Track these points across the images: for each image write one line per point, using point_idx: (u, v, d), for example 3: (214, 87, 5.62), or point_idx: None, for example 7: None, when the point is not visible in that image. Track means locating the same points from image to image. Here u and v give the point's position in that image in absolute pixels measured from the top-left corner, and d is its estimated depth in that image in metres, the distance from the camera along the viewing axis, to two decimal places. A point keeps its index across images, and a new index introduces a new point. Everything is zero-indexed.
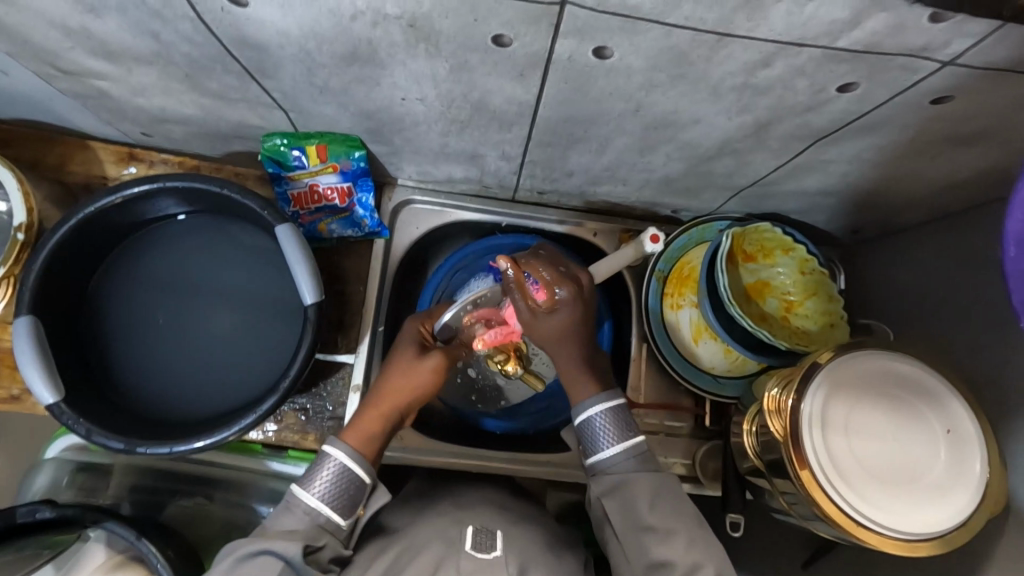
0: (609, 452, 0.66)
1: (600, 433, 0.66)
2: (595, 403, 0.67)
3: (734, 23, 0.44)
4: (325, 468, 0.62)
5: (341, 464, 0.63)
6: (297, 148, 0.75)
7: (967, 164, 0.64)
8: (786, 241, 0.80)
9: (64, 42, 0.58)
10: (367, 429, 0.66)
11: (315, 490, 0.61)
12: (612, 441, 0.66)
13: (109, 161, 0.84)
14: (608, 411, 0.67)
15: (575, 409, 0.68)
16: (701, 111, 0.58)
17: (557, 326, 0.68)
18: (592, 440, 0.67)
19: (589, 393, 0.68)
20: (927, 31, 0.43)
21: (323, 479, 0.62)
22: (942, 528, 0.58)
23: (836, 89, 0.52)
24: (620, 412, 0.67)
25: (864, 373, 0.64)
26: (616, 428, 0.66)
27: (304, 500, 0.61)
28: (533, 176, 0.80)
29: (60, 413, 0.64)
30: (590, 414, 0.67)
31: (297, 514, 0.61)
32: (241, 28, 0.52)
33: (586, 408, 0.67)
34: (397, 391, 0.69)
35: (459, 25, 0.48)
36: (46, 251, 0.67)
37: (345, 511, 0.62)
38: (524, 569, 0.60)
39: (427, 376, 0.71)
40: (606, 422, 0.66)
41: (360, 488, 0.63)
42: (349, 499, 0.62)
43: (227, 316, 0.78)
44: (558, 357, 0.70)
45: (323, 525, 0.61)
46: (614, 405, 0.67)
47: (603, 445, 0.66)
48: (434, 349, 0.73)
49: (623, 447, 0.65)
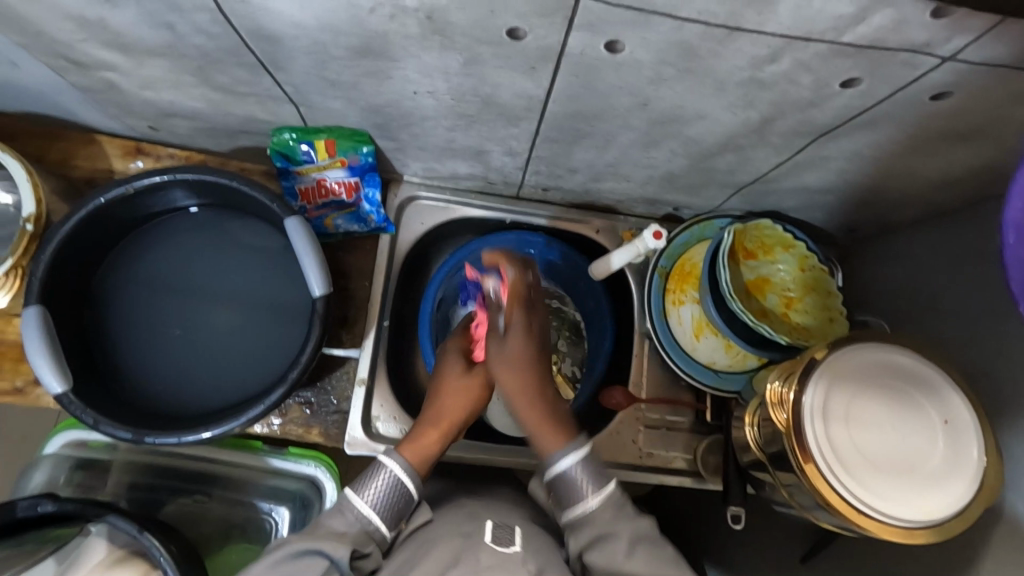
0: (586, 503, 0.62)
1: (577, 486, 0.63)
2: (565, 456, 0.63)
3: (743, 17, 0.45)
4: (378, 478, 0.64)
5: (393, 476, 0.64)
6: (305, 142, 0.76)
7: (961, 161, 0.66)
8: (786, 238, 0.82)
9: (79, 33, 0.59)
10: (425, 445, 0.68)
11: (367, 497, 0.63)
12: (591, 490, 0.62)
13: (114, 155, 0.84)
14: (581, 462, 0.63)
15: (546, 467, 0.65)
16: (707, 106, 0.59)
17: (511, 354, 0.69)
18: (568, 493, 0.63)
19: (558, 448, 0.64)
20: (930, 26, 0.45)
21: (376, 488, 0.63)
22: (943, 516, 0.59)
23: (839, 84, 0.53)
24: (592, 463, 0.63)
25: (863, 367, 0.65)
26: (591, 479, 0.63)
27: (356, 505, 0.62)
28: (538, 172, 0.81)
29: (69, 404, 0.64)
30: (563, 470, 0.63)
31: (346, 518, 0.62)
32: (257, 20, 0.53)
33: (556, 460, 0.64)
34: (449, 409, 0.71)
35: (473, 18, 0.50)
36: (56, 241, 0.67)
37: (392, 522, 0.63)
38: (542, 565, 0.59)
39: (473, 394, 0.73)
40: (581, 470, 0.63)
41: (408, 501, 0.65)
42: (397, 511, 0.64)
43: (235, 309, 0.78)
44: (523, 401, 0.68)
45: (371, 533, 0.62)
46: (583, 459, 0.63)
47: (583, 496, 0.62)
48: (481, 364, 0.76)
49: (601, 496, 0.62)
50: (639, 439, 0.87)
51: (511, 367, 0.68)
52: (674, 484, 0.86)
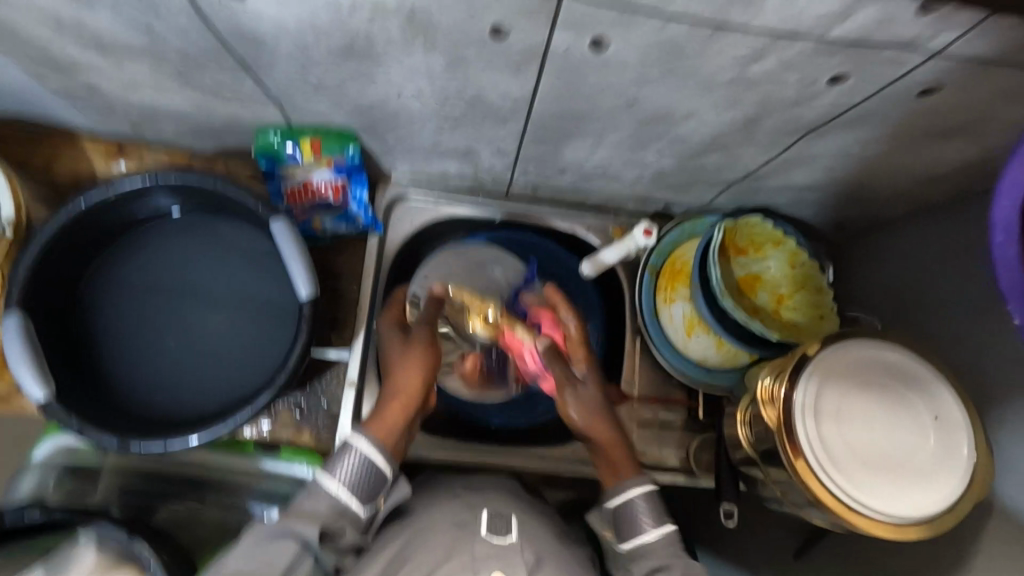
0: (645, 536, 0.65)
1: (640, 516, 0.66)
2: (632, 486, 0.67)
3: (729, 17, 0.45)
4: (348, 457, 0.62)
5: (364, 455, 0.62)
6: (291, 142, 0.75)
7: (950, 157, 0.65)
8: (776, 235, 0.82)
9: (55, 35, 0.57)
10: (390, 420, 0.66)
11: (337, 476, 0.61)
12: (650, 525, 0.65)
13: (97, 159, 0.83)
14: (647, 497, 0.67)
15: (614, 492, 0.67)
16: (694, 105, 0.59)
17: (586, 398, 0.73)
18: (628, 525, 0.66)
19: (629, 476, 0.68)
20: (916, 24, 0.44)
21: (345, 468, 0.62)
22: (931, 512, 0.59)
23: (827, 82, 0.53)
24: (656, 497, 0.67)
25: (853, 363, 0.65)
26: (651, 512, 0.66)
27: (326, 485, 0.61)
28: (526, 172, 0.81)
29: (52, 412, 0.63)
30: (630, 498, 0.66)
31: (318, 499, 0.60)
32: (236, 21, 0.52)
33: (625, 492, 0.67)
34: (405, 382, 0.69)
35: (455, 19, 0.49)
36: (36, 248, 0.66)
37: (365, 499, 0.62)
38: (538, 557, 0.59)
39: (422, 363, 0.71)
40: (646, 505, 0.66)
41: (382, 480, 0.63)
42: (369, 488, 0.62)
43: (220, 312, 0.77)
44: (598, 433, 0.71)
45: (344, 512, 0.61)
46: (651, 490, 0.67)
47: (641, 528, 0.65)
48: (416, 333, 0.74)
49: (658, 531, 0.65)
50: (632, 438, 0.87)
51: (597, 417, 0.72)
52: (667, 482, 0.85)
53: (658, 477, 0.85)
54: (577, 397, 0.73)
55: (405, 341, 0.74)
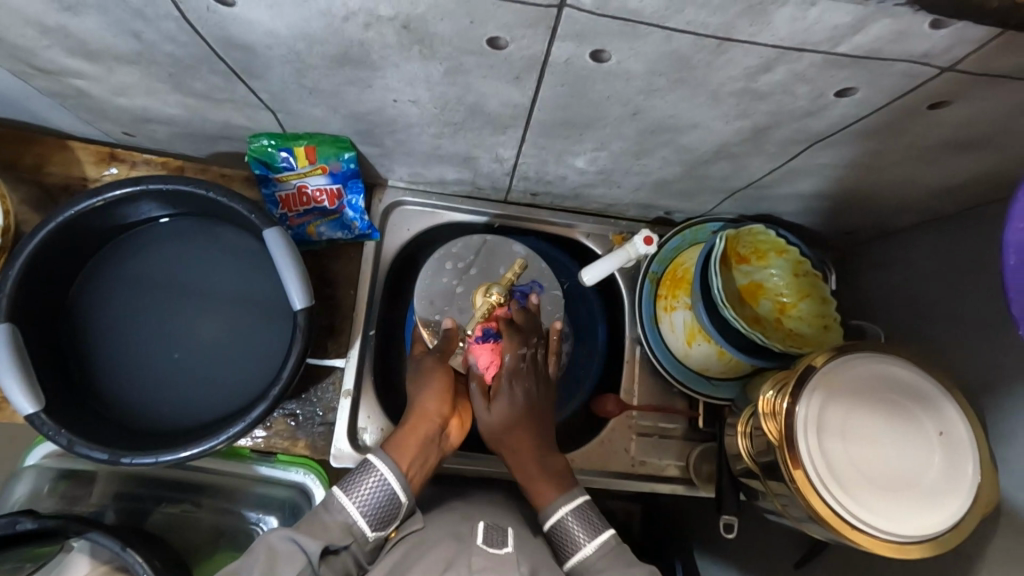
0: (582, 550, 0.64)
1: (574, 531, 0.66)
2: (558, 507, 0.67)
3: (736, 28, 0.43)
4: (368, 478, 0.63)
5: (383, 479, 0.64)
6: (285, 150, 0.73)
7: (960, 168, 0.64)
8: (779, 243, 0.80)
9: (41, 40, 0.56)
10: (406, 443, 0.68)
11: (354, 494, 0.62)
12: (585, 538, 0.65)
13: (89, 162, 0.82)
14: (574, 511, 0.67)
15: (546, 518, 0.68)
16: (699, 115, 0.57)
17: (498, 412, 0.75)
18: (563, 544, 0.66)
19: (552, 499, 0.69)
20: (930, 38, 0.43)
21: (366, 487, 0.63)
22: (936, 531, 0.58)
23: (836, 94, 0.51)
24: (586, 510, 0.67)
25: (859, 377, 0.64)
26: (583, 525, 0.66)
27: (341, 500, 0.62)
28: (526, 178, 0.79)
29: (41, 424, 0.62)
30: (561, 516, 0.67)
31: (331, 512, 0.61)
32: (227, 29, 0.50)
33: (557, 511, 0.67)
34: (421, 406, 0.73)
35: (454, 28, 0.47)
36: (23, 257, 0.64)
37: (376, 524, 0.62)
38: (535, 568, 0.58)
39: (437, 384, 0.76)
40: (574, 520, 0.66)
41: (398, 506, 0.64)
42: (383, 515, 0.63)
43: (214, 319, 0.76)
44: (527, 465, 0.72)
45: (352, 530, 0.61)
46: (580, 505, 0.67)
47: (578, 544, 0.65)
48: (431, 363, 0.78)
49: (595, 543, 0.64)
50: (631, 448, 0.86)
51: (507, 433, 0.74)
52: (666, 492, 0.85)
53: (657, 487, 0.85)
54: (490, 414, 0.75)
55: (421, 364, 0.78)
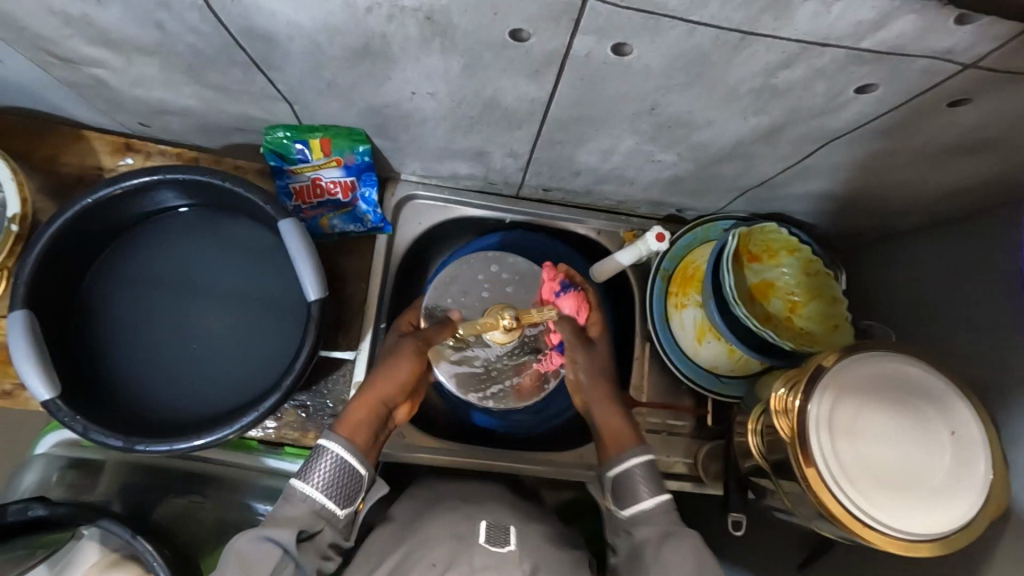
0: (644, 502, 0.65)
1: (638, 482, 0.66)
2: (633, 455, 0.67)
3: (759, 22, 0.43)
4: (324, 459, 0.63)
5: (338, 456, 0.63)
6: (300, 142, 0.73)
7: (975, 168, 0.64)
8: (790, 242, 0.81)
9: (63, 29, 0.56)
10: (357, 416, 0.68)
11: (314, 481, 0.62)
12: (647, 491, 0.65)
13: (104, 152, 0.82)
14: (644, 464, 0.67)
15: (616, 458, 0.68)
16: (716, 111, 0.58)
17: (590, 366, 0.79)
18: (629, 491, 0.66)
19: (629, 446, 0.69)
20: (953, 35, 0.43)
21: (322, 472, 0.62)
22: (945, 530, 0.58)
23: (854, 91, 0.52)
24: (653, 466, 0.67)
25: (871, 376, 0.64)
26: (648, 480, 0.66)
27: (302, 490, 0.61)
28: (539, 173, 0.79)
29: (56, 410, 0.63)
30: (630, 466, 0.67)
31: (293, 503, 0.61)
32: (250, 19, 0.51)
33: (624, 460, 0.67)
34: (376, 385, 0.71)
35: (477, 20, 0.48)
36: (42, 243, 0.65)
37: (343, 501, 0.62)
38: (537, 565, 0.59)
39: (404, 366, 0.73)
40: (641, 471, 0.66)
41: (356, 479, 0.63)
42: (347, 491, 0.63)
43: (228, 310, 0.76)
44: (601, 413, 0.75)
45: (320, 512, 0.61)
46: (648, 460, 0.67)
47: (640, 496, 0.65)
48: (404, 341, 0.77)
49: (656, 499, 0.65)
50: None
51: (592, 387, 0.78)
52: (674, 489, 0.85)
53: (665, 484, 0.85)
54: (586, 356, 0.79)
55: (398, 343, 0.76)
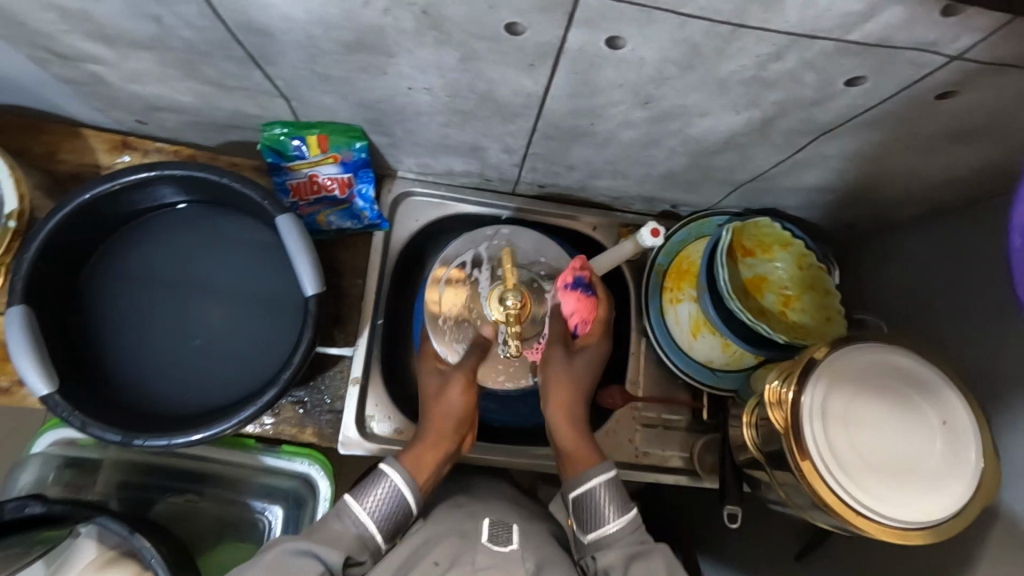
0: (607, 526, 0.64)
1: (602, 505, 0.65)
2: (594, 476, 0.66)
3: (749, 14, 0.44)
4: (380, 487, 0.62)
5: (395, 488, 0.63)
6: (297, 137, 0.74)
7: (963, 161, 0.65)
8: (784, 237, 0.82)
9: (62, 24, 0.57)
10: (422, 452, 0.67)
11: (368, 505, 0.61)
12: (612, 515, 0.64)
13: (101, 150, 0.82)
14: (605, 487, 0.66)
15: (574, 482, 0.67)
16: (709, 104, 0.58)
17: (569, 368, 0.75)
18: (592, 513, 0.65)
19: (588, 467, 0.68)
20: (937, 26, 0.44)
21: (377, 497, 0.62)
22: (938, 517, 0.59)
23: (843, 82, 0.52)
24: (616, 487, 0.66)
25: (863, 367, 0.64)
26: (613, 503, 0.65)
27: (355, 510, 0.61)
28: (535, 169, 0.80)
29: (55, 406, 0.63)
30: (591, 488, 0.66)
31: (344, 522, 0.60)
32: (248, 12, 0.51)
33: (584, 482, 0.66)
34: (436, 423, 0.70)
35: (472, 14, 0.48)
36: (40, 238, 0.65)
37: (388, 535, 0.62)
38: (541, 564, 0.58)
39: (460, 400, 0.72)
40: (606, 492, 0.65)
41: (407, 515, 0.63)
42: (394, 526, 0.62)
43: (225, 306, 0.77)
44: (564, 431, 0.72)
45: (366, 541, 0.60)
46: (610, 480, 0.66)
47: (605, 519, 0.64)
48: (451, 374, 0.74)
49: (621, 521, 0.64)
50: (636, 438, 0.87)
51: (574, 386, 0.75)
52: (670, 482, 0.85)
53: (661, 477, 0.85)
54: (564, 362, 0.75)
55: (443, 380, 0.74)
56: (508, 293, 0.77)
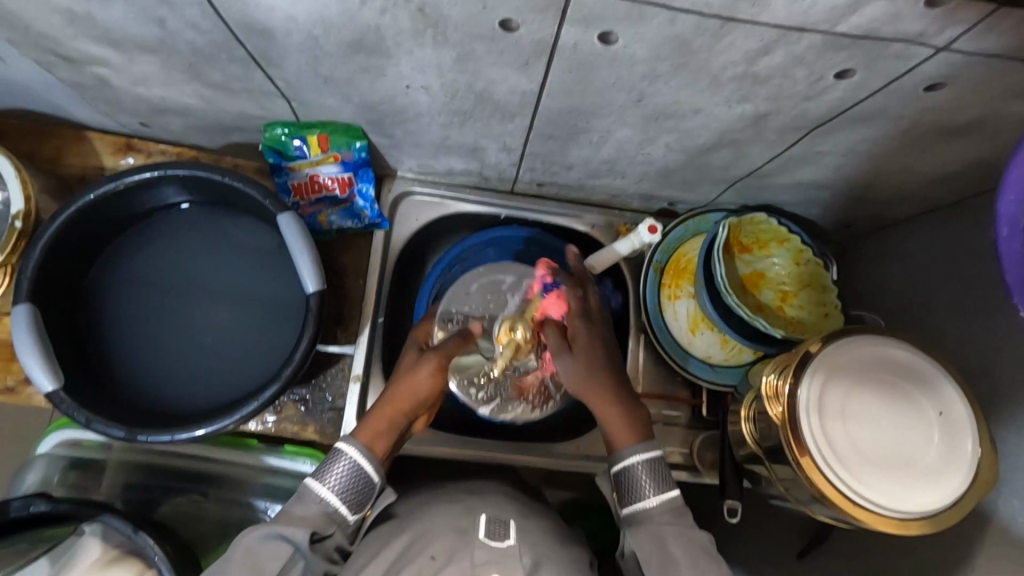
0: (646, 501, 0.63)
1: (641, 481, 0.64)
2: (633, 453, 0.65)
3: (737, 10, 0.45)
4: (338, 464, 0.63)
5: (354, 461, 0.64)
6: (297, 138, 0.75)
7: (958, 156, 0.66)
8: (781, 233, 0.82)
9: (68, 28, 0.58)
10: (375, 426, 0.67)
11: (328, 482, 0.63)
12: (653, 490, 0.63)
13: (105, 152, 0.83)
14: (647, 462, 0.64)
15: (616, 457, 0.66)
16: (702, 100, 0.59)
17: (579, 358, 0.71)
18: (629, 490, 0.64)
19: (628, 442, 0.66)
20: (923, 19, 0.45)
21: (337, 473, 0.63)
22: (935, 508, 0.59)
23: (834, 76, 0.53)
24: (659, 462, 0.64)
25: (859, 360, 0.65)
26: (653, 479, 0.64)
27: (316, 490, 0.62)
28: (533, 168, 0.81)
29: (61, 403, 0.64)
30: (633, 464, 0.64)
31: (307, 503, 0.62)
32: (249, 14, 0.52)
33: (627, 456, 0.65)
34: (400, 397, 0.70)
35: (467, 12, 0.49)
36: (45, 238, 0.66)
37: (354, 506, 0.63)
38: (537, 561, 0.59)
39: (428, 380, 0.71)
40: (646, 473, 0.64)
41: (371, 486, 0.65)
42: (358, 495, 0.64)
43: (227, 306, 0.77)
44: (597, 395, 0.69)
45: (332, 515, 0.62)
46: (655, 457, 0.65)
47: (642, 494, 0.63)
48: (427, 354, 0.72)
49: (661, 498, 0.63)
50: None
51: (592, 378, 0.70)
52: (670, 478, 0.86)
53: None
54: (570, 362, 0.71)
55: (419, 357, 0.73)
56: (519, 324, 0.79)
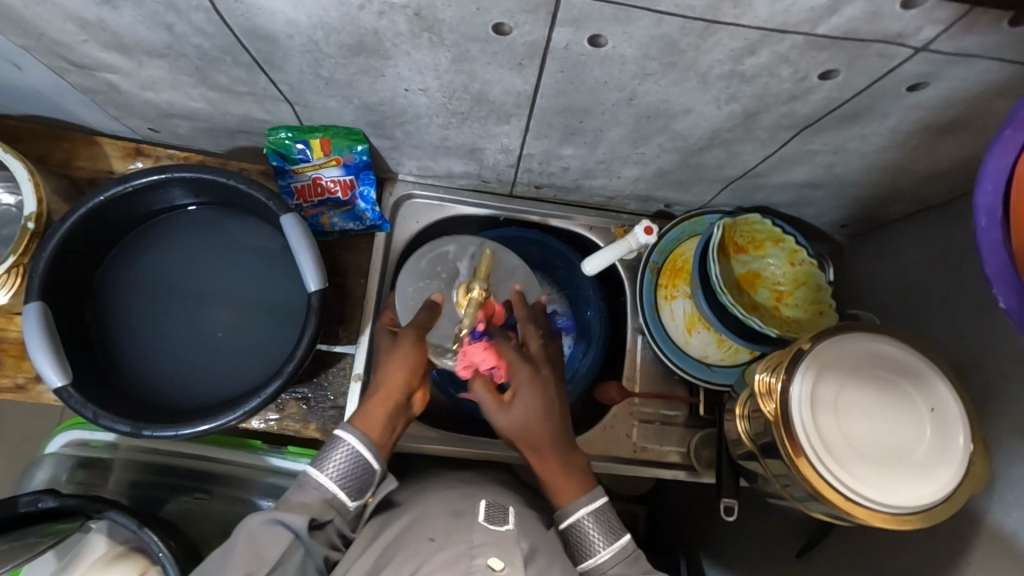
0: (597, 556, 0.65)
1: (591, 534, 0.66)
2: (580, 509, 0.67)
3: (721, 11, 0.47)
4: (337, 451, 0.65)
5: (353, 449, 0.65)
6: (301, 141, 0.77)
7: (946, 156, 0.67)
8: (775, 233, 0.83)
9: (80, 34, 0.60)
10: (372, 412, 0.69)
11: (327, 470, 0.64)
12: (601, 544, 0.65)
13: (115, 157, 0.86)
14: (593, 516, 0.67)
15: (563, 515, 0.68)
16: (692, 100, 0.61)
17: (512, 420, 0.71)
18: (579, 546, 0.66)
19: (574, 497, 0.68)
20: (901, 18, 0.46)
21: (336, 461, 0.65)
22: (929, 502, 0.60)
23: (819, 75, 0.55)
24: (604, 513, 0.67)
25: (850, 357, 0.65)
26: (602, 531, 0.66)
27: (316, 477, 0.64)
28: (530, 170, 0.83)
29: (70, 398, 0.66)
30: (579, 518, 0.67)
31: (307, 490, 0.63)
32: (253, 19, 0.54)
33: (573, 512, 0.67)
34: (390, 374, 0.72)
35: (461, 15, 0.51)
36: (56, 238, 0.69)
37: (354, 492, 0.65)
38: (534, 547, 0.59)
39: (411, 355, 0.73)
40: (594, 525, 0.67)
41: (371, 474, 0.66)
42: (358, 483, 0.65)
43: (232, 304, 0.79)
44: (540, 445, 0.70)
45: (331, 501, 0.63)
46: (599, 509, 0.68)
47: (594, 551, 0.65)
48: (403, 330, 0.75)
49: (612, 550, 0.65)
50: (633, 434, 0.88)
51: (530, 431, 0.70)
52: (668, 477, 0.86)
53: (659, 471, 0.86)
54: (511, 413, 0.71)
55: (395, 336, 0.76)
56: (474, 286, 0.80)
